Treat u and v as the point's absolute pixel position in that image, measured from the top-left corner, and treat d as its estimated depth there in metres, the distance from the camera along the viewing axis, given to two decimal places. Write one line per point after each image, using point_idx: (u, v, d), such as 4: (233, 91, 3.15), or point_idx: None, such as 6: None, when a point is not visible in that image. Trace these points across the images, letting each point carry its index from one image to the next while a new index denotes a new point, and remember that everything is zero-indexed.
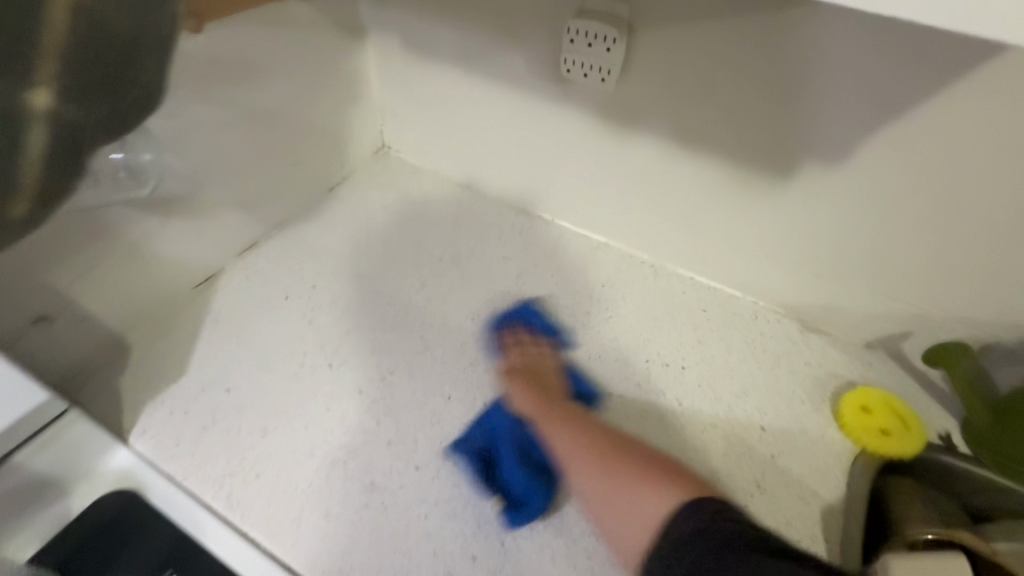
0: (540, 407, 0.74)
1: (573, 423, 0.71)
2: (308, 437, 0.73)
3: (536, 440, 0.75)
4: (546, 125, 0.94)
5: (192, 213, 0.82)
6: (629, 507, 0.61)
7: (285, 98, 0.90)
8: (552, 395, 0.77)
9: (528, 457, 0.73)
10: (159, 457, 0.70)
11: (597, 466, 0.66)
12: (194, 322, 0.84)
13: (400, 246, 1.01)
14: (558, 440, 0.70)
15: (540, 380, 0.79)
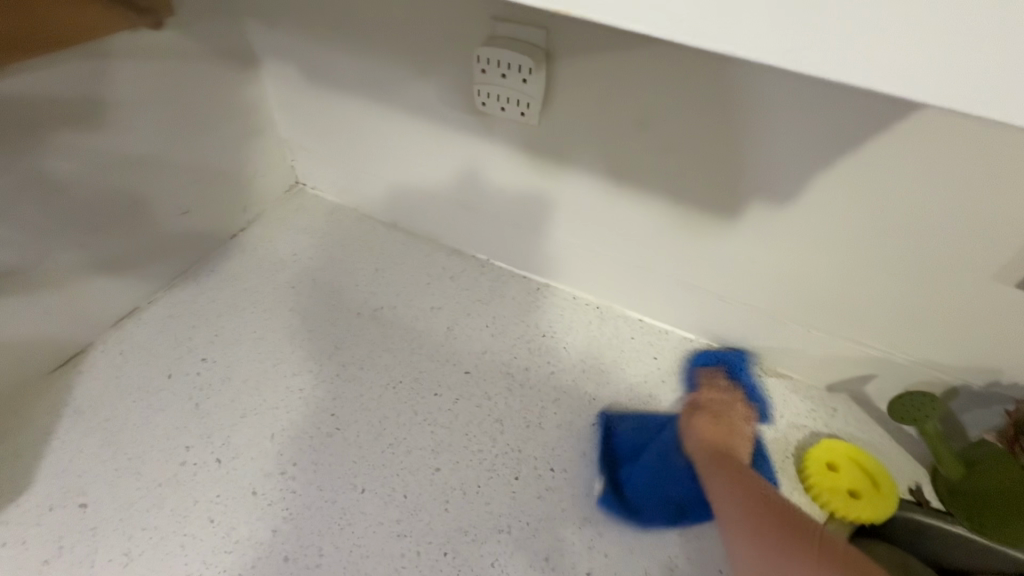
0: (704, 456, 0.70)
1: (741, 479, 0.66)
2: (182, 560, 0.60)
3: (682, 475, 0.72)
4: (469, 161, 0.84)
5: (38, 286, 0.68)
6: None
7: (157, 143, 0.77)
8: (724, 429, 0.73)
9: (670, 481, 0.72)
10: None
11: (750, 535, 0.59)
12: (50, 417, 0.70)
13: (313, 302, 0.88)
14: (716, 483, 0.66)
15: (725, 419, 0.75)
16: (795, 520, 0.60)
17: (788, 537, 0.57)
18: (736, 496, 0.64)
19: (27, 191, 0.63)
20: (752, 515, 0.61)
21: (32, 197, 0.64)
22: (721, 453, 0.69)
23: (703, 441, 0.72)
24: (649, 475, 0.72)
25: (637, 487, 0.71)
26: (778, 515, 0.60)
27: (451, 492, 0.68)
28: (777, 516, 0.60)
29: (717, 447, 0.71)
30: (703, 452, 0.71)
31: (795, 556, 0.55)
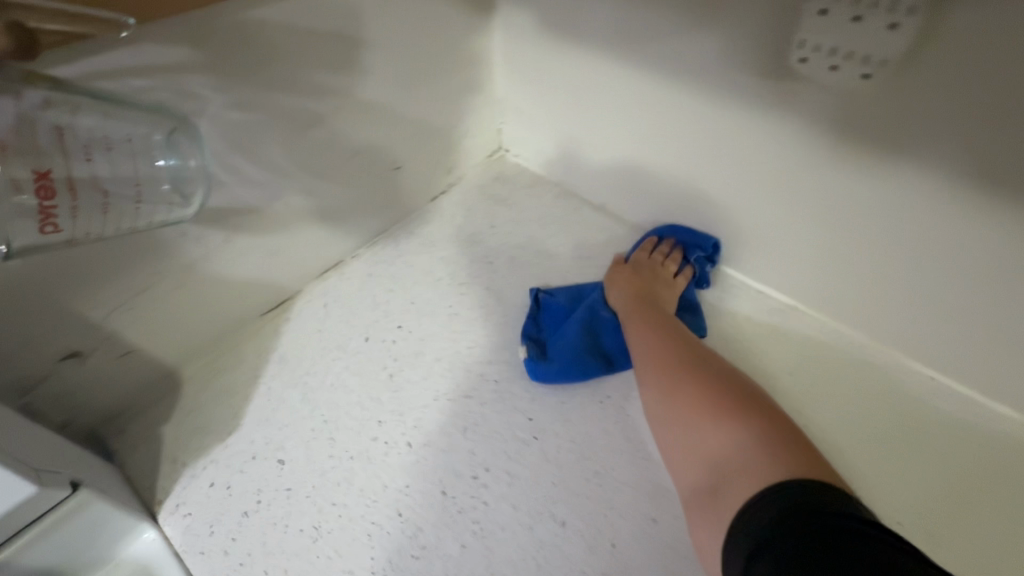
0: (629, 301, 0.69)
1: (658, 327, 0.64)
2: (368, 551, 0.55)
3: (609, 327, 0.69)
4: (733, 138, 0.66)
5: (265, 228, 0.66)
6: (698, 434, 0.53)
7: (389, 89, 0.71)
8: (651, 282, 0.71)
9: (594, 335, 0.68)
10: (187, 549, 0.56)
11: (665, 381, 0.59)
12: (257, 359, 0.69)
13: (512, 283, 0.79)
14: (631, 330, 0.66)
15: (644, 276, 0.72)
16: (706, 360, 0.59)
17: (693, 375, 0.58)
18: (642, 334, 0.64)
19: (272, 129, 0.60)
20: (651, 360, 0.61)
21: (274, 135, 0.61)
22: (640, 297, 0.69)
23: (624, 286, 0.71)
24: (577, 339, 0.67)
25: (562, 349, 0.67)
26: (681, 357, 0.60)
27: (670, 557, 0.54)
28: (686, 354, 0.60)
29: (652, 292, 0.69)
30: (625, 300, 0.69)
31: (682, 392, 0.57)
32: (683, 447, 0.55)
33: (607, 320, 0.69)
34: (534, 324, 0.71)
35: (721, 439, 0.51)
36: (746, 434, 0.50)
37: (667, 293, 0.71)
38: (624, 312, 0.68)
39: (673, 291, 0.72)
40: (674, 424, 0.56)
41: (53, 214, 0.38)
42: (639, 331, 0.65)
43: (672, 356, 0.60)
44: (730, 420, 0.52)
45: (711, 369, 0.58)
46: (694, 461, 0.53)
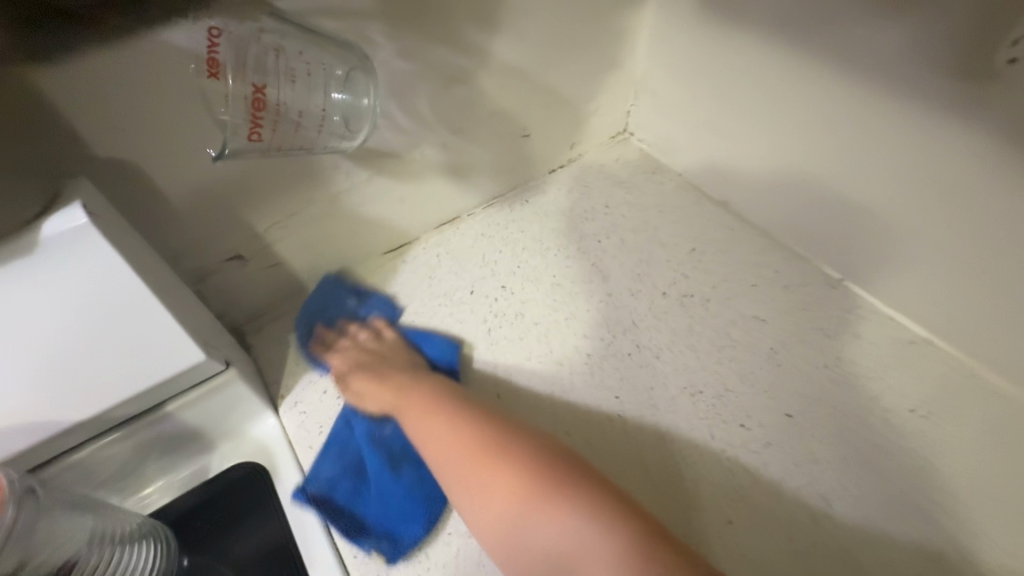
0: (388, 398, 0.62)
1: (429, 413, 0.58)
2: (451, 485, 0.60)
3: (393, 437, 0.62)
4: (901, 148, 0.60)
5: (402, 174, 0.71)
6: (525, 530, 0.49)
7: (535, 55, 0.72)
8: (399, 364, 0.66)
9: (394, 460, 0.61)
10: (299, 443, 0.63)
11: (473, 474, 0.53)
12: (376, 293, 0.76)
13: (618, 264, 0.79)
14: (411, 428, 0.58)
15: (383, 364, 0.66)
16: (478, 424, 0.56)
17: (493, 450, 0.53)
18: (427, 423, 0.58)
19: (426, 80, 0.64)
20: (450, 464, 0.54)
21: (426, 86, 0.65)
22: (382, 370, 0.65)
23: (369, 389, 0.63)
24: (393, 487, 0.59)
25: (389, 514, 0.58)
26: (470, 445, 0.54)
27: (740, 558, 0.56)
28: (481, 433, 0.55)
29: (380, 364, 0.66)
30: (388, 403, 0.62)
31: (490, 484, 0.52)
32: (505, 549, 0.50)
33: (391, 436, 0.62)
34: (331, 512, 0.57)
35: (536, 523, 0.49)
36: (570, 513, 0.48)
37: (394, 353, 0.68)
38: (393, 407, 0.61)
39: (404, 349, 0.69)
40: (487, 518, 0.51)
41: (259, 124, 0.44)
42: (412, 417, 0.59)
43: (462, 432, 0.55)
44: (549, 502, 0.49)
45: (492, 439, 0.54)
46: (531, 561, 0.48)
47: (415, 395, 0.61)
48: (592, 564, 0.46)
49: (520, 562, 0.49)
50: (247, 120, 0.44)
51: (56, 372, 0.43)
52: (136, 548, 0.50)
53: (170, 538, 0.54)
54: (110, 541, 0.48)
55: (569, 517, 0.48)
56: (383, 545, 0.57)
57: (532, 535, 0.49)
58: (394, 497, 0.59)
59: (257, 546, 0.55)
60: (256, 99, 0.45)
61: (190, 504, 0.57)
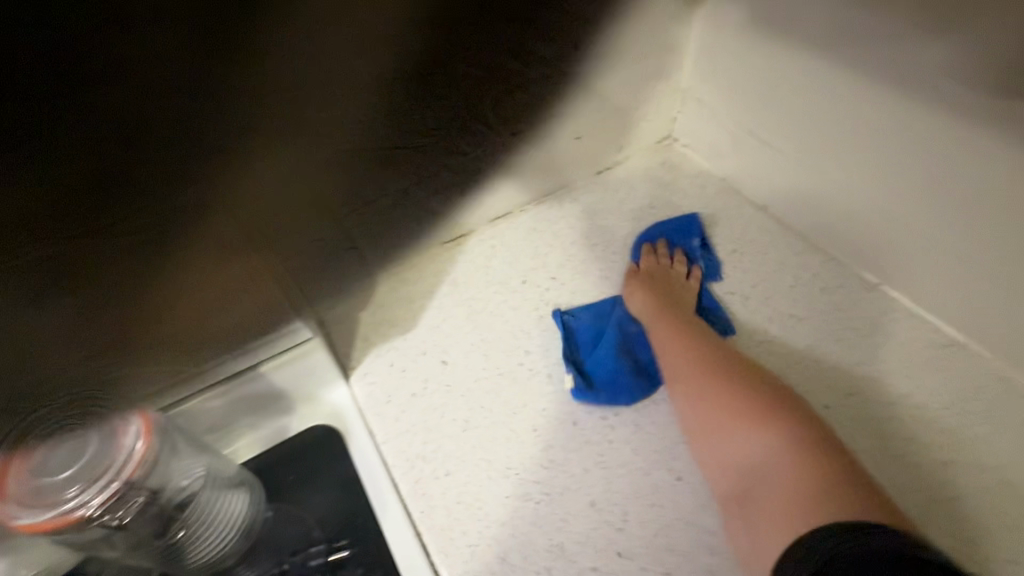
0: (655, 312, 0.73)
1: (679, 339, 0.69)
2: (526, 435, 0.65)
3: (625, 318, 0.76)
4: (943, 161, 0.63)
5: (466, 170, 0.77)
6: (715, 439, 0.60)
7: (593, 64, 0.78)
8: (678, 302, 0.75)
9: (629, 351, 0.72)
10: (370, 409, 0.68)
11: (700, 382, 0.64)
12: (435, 279, 0.82)
13: (663, 261, 0.83)
14: (655, 340, 0.71)
15: (669, 290, 0.76)
16: (756, 384, 0.63)
17: (750, 399, 0.61)
18: (665, 323, 0.72)
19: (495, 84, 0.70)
20: (676, 377, 0.66)
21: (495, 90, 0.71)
22: (674, 299, 0.75)
23: (645, 291, 0.76)
24: (617, 363, 0.70)
25: (603, 372, 0.70)
26: (703, 366, 0.65)
27: None
28: (756, 393, 0.62)
29: (663, 282, 0.78)
30: (648, 312, 0.73)
31: (760, 427, 0.58)
32: (709, 451, 0.61)
33: (637, 334, 0.74)
34: (570, 353, 0.72)
35: (752, 441, 0.58)
36: (762, 433, 0.57)
37: (682, 290, 0.77)
38: (650, 320, 0.72)
39: (682, 284, 0.78)
40: (699, 431, 0.62)
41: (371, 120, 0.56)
42: (679, 344, 0.69)
43: (700, 355, 0.67)
44: (748, 422, 0.59)
45: (777, 398, 0.60)
46: (717, 463, 0.60)
47: (668, 318, 0.72)
48: (781, 486, 0.54)
49: (725, 462, 0.59)
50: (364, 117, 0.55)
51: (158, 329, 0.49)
52: (231, 498, 0.56)
53: (262, 492, 0.60)
54: (211, 488, 0.54)
55: (759, 441, 0.57)
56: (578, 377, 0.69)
57: (731, 442, 0.59)
58: (619, 367, 0.70)
59: (332, 499, 0.61)
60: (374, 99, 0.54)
61: (273, 459, 0.64)
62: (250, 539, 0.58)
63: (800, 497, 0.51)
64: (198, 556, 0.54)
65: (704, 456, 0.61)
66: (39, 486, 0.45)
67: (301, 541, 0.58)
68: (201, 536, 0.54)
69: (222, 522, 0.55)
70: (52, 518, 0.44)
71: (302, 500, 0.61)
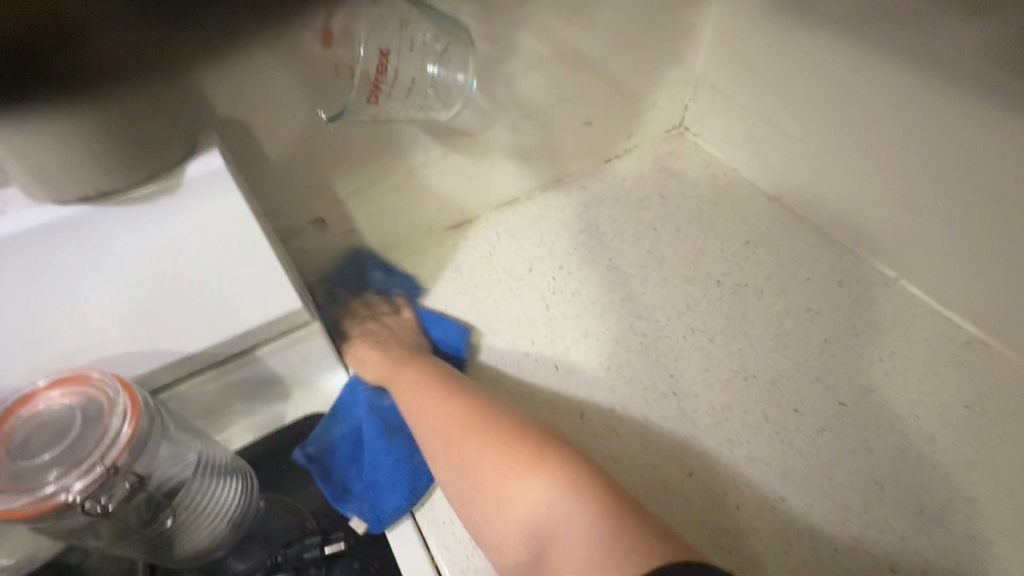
0: (387, 370, 0.63)
1: (421, 389, 0.60)
2: (451, 492, 0.60)
3: (358, 399, 0.64)
4: (969, 148, 0.61)
5: (472, 153, 0.75)
6: (495, 494, 0.52)
7: (605, 44, 0.75)
8: (400, 342, 0.67)
9: (390, 430, 0.61)
10: (309, 455, 0.60)
11: (465, 436, 0.55)
12: (438, 265, 0.79)
13: (673, 251, 0.81)
14: (410, 398, 0.61)
15: (406, 345, 0.67)
16: (496, 414, 0.57)
17: (512, 442, 0.54)
18: (432, 404, 0.59)
19: (505, 61, 0.67)
20: (432, 441, 0.57)
21: (505, 68, 0.68)
22: (396, 353, 0.64)
23: (367, 355, 0.65)
24: (382, 450, 0.60)
25: (378, 484, 0.58)
26: (453, 420, 0.57)
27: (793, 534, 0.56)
28: (511, 432, 0.55)
29: (394, 339, 0.67)
30: (382, 375, 0.63)
31: (512, 472, 0.52)
32: (486, 516, 0.52)
33: (390, 408, 0.63)
34: (323, 473, 0.59)
35: (530, 495, 0.50)
36: (540, 479, 0.50)
37: (405, 334, 0.68)
38: (387, 378, 0.62)
39: (414, 329, 0.70)
40: (472, 497, 0.53)
41: (378, 87, 0.49)
42: (416, 396, 0.60)
43: (454, 406, 0.58)
44: (516, 469, 0.51)
45: (525, 432, 0.55)
46: (499, 516, 0.51)
47: (405, 368, 0.63)
48: (576, 543, 0.47)
49: (509, 538, 0.50)
50: (370, 83, 0.49)
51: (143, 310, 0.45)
52: (223, 486, 0.54)
53: (255, 479, 0.58)
54: (201, 475, 0.52)
55: (543, 484, 0.50)
56: (366, 510, 0.56)
57: (504, 497, 0.51)
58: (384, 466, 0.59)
59: (327, 489, 0.58)
60: (381, 61, 0.48)
61: (269, 447, 0.61)
62: (243, 528, 0.55)
63: (600, 548, 0.45)
64: (189, 544, 0.52)
65: (476, 527, 0.53)
66: (20, 473, 0.37)
67: (294, 533, 0.56)
68: (191, 525, 0.51)
69: (214, 514, 0.52)
70: (25, 507, 0.36)
71: (297, 488, 0.59)
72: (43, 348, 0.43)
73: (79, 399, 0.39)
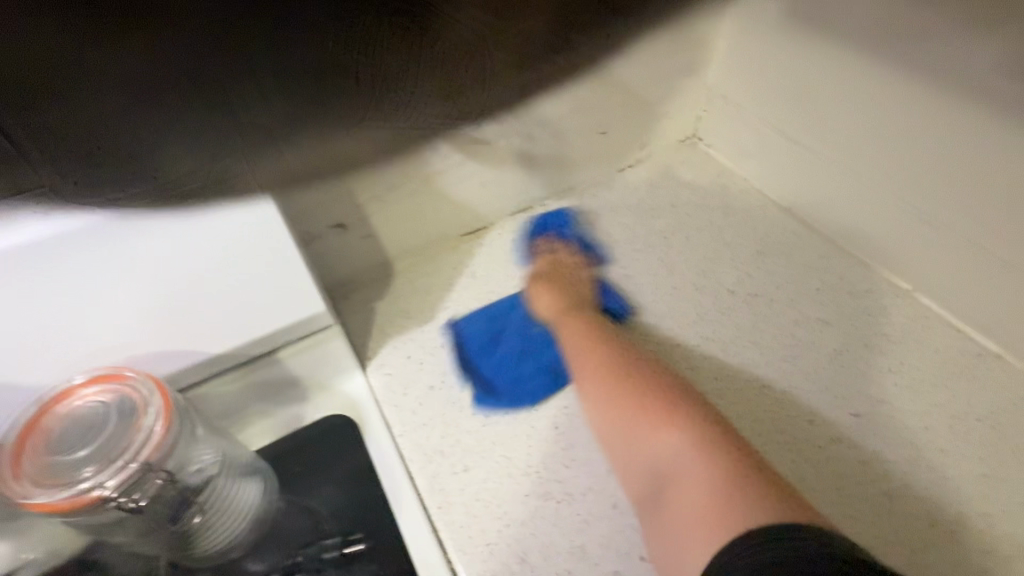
0: (559, 312, 0.70)
1: (588, 338, 0.66)
2: (499, 499, 0.59)
3: (524, 332, 0.73)
4: (984, 160, 0.61)
5: (489, 160, 0.76)
6: (634, 437, 0.57)
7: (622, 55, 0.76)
8: (576, 290, 0.74)
9: (534, 358, 0.70)
10: (462, 351, 0.71)
11: (607, 383, 0.61)
12: (453, 270, 0.80)
13: (686, 260, 0.82)
14: (568, 326, 0.69)
15: (568, 276, 0.76)
16: (644, 369, 0.62)
17: (659, 398, 0.57)
18: (586, 346, 0.66)
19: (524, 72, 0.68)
20: (581, 370, 0.64)
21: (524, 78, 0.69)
22: (578, 300, 0.72)
23: (550, 290, 0.73)
24: (519, 364, 0.70)
25: (503, 378, 0.69)
26: (608, 367, 0.62)
27: None
28: (659, 387, 0.59)
29: (573, 289, 0.74)
30: (554, 316, 0.71)
31: (652, 417, 0.56)
32: (626, 445, 0.58)
33: (541, 352, 0.70)
34: (460, 355, 0.71)
35: (665, 440, 0.54)
36: (675, 431, 0.54)
37: (582, 288, 0.75)
38: (556, 315, 0.70)
39: (591, 284, 0.76)
40: (610, 433, 0.59)
41: None
42: (575, 337, 0.67)
43: (608, 351, 0.64)
44: (654, 418, 0.56)
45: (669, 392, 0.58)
46: (629, 455, 0.57)
47: (571, 321, 0.69)
48: (700, 486, 0.50)
49: (641, 469, 0.56)
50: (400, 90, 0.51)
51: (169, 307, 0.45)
52: (244, 486, 0.54)
53: (274, 481, 0.58)
54: (224, 475, 0.53)
55: (678, 437, 0.54)
56: (502, 398, 0.67)
57: (645, 440, 0.56)
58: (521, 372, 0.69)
59: (342, 491, 0.59)
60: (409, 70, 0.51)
61: (285, 448, 0.62)
62: (262, 531, 0.56)
63: (717, 507, 0.47)
64: (210, 545, 0.52)
65: (614, 459, 0.59)
66: (56, 470, 0.38)
67: (310, 534, 0.56)
68: (213, 526, 0.52)
69: (236, 514, 0.53)
70: (63, 502, 0.37)
71: (312, 490, 0.59)
72: (66, 342, 0.42)
73: (113, 397, 0.40)
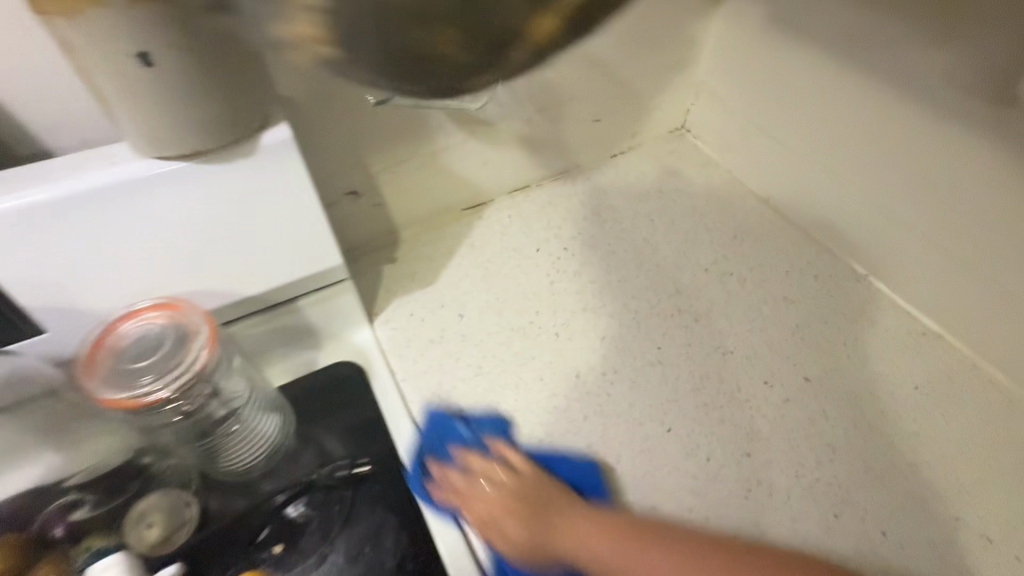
0: (523, 532, 0.60)
1: (568, 525, 0.60)
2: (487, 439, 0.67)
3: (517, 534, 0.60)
4: (932, 156, 0.69)
5: (491, 140, 0.83)
6: None
7: (617, 49, 0.83)
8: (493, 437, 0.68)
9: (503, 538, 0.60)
10: None
11: (650, 551, 0.57)
12: (454, 241, 0.87)
13: (667, 240, 0.89)
14: (507, 553, 0.59)
15: (535, 495, 0.62)
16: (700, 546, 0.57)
17: (673, 545, 0.57)
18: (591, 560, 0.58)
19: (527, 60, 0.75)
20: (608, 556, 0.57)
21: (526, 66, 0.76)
22: (538, 509, 0.61)
23: (498, 526, 0.60)
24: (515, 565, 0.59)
25: None
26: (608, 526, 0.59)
27: (755, 484, 0.64)
28: (693, 537, 0.58)
29: (527, 500, 0.62)
30: (525, 537, 0.59)
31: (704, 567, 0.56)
32: None
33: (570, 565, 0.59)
34: None
35: None
36: None
37: (535, 480, 0.63)
38: (527, 541, 0.59)
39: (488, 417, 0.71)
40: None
41: None
42: (565, 536, 0.60)
43: (621, 530, 0.59)
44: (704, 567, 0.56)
45: (695, 547, 0.57)
46: None
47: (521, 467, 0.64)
48: None
49: None
50: None
51: (208, 251, 0.53)
52: (267, 421, 0.62)
53: (291, 418, 0.66)
54: (253, 407, 0.61)
55: None
56: None
57: None
58: None
59: (349, 424, 0.67)
60: None
61: (300, 388, 0.70)
62: (273, 462, 0.63)
63: None
64: (231, 464, 0.61)
65: None
66: (119, 373, 0.46)
67: (321, 458, 0.65)
68: (236, 449, 0.60)
69: (257, 441, 0.61)
70: (130, 399, 0.45)
71: (321, 423, 0.67)
72: (116, 270, 0.50)
73: (170, 321, 0.48)
